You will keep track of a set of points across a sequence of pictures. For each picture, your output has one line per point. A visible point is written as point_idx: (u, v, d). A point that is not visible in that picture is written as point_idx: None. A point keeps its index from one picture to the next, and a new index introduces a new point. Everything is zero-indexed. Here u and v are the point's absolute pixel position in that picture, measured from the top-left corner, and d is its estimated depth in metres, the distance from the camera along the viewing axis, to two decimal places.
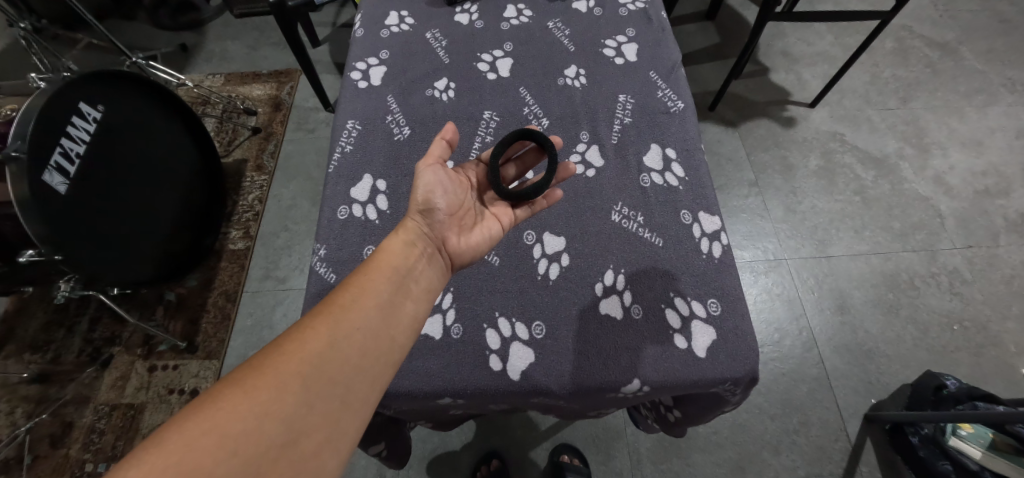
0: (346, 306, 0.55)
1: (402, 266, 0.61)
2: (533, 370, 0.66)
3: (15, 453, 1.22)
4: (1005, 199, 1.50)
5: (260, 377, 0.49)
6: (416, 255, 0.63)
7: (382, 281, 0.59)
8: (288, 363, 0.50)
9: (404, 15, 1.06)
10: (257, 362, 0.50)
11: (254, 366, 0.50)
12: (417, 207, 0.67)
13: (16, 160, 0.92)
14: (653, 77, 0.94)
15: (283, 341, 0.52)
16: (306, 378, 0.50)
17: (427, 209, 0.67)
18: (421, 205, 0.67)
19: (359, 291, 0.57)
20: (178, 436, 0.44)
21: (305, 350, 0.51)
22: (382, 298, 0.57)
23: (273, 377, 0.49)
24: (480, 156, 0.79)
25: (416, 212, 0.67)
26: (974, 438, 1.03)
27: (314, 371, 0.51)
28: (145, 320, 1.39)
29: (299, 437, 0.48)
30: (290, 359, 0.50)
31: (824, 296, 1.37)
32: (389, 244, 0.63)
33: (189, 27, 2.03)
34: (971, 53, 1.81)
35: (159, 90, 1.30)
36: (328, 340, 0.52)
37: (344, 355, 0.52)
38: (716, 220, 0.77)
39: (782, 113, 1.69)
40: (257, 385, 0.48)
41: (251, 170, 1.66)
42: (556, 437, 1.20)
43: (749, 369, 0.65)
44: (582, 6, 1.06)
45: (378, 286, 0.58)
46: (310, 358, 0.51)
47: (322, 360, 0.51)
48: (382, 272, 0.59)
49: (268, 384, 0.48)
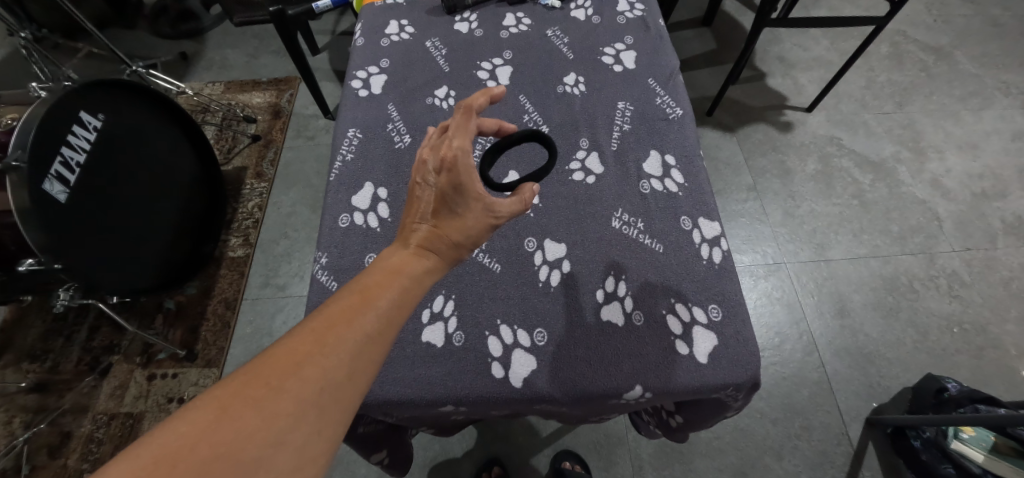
0: (348, 323, 0.44)
1: (418, 291, 0.51)
2: (535, 377, 0.66)
3: (12, 463, 1.20)
4: (1002, 201, 1.51)
5: (257, 393, 0.39)
6: (438, 276, 0.53)
7: (396, 286, 0.48)
8: (278, 392, 0.40)
9: (404, 23, 1.07)
10: (235, 386, 0.39)
11: (249, 377, 0.40)
12: (451, 219, 0.55)
13: (16, 170, 0.92)
14: (652, 84, 0.94)
15: (267, 359, 0.41)
16: (305, 413, 0.40)
17: (457, 240, 0.54)
18: (462, 224, 0.55)
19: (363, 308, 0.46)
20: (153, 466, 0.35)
21: (298, 374, 0.41)
22: (393, 302, 0.47)
23: (260, 410, 0.39)
24: (471, 127, 0.57)
25: (454, 230, 0.54)
26: (975, 441, 1.04)
27: (313, 404, 0.41)
28: (144, 328, 1.39)
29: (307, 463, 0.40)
30: (284, 385, 0.40)
31: (823, 300, 1.37)
32: (405, 259, 0.51)
33: (188, 35, 2.04)
34: (965, 57, 1.83)
35: (160, 99, 1.31)
36: (332, 367, 0.42)
37: (346, 382, 0.43)
38: (716, 226, 0.77)
39: (780, 117, 1.70)
40: (244, 417, 0.38)
41: (251, 177, 1.66)
42: (557, 444, 1.20)
43: (750, 375, 0.65)
44: (580, 14, 1.07)
45: (387, 303, 0.47)
46: (307, 383, 0.41)
47: (327, 388, 0.42)
48: (394, 284, 0.48)
49: (256, 417, 0.38)
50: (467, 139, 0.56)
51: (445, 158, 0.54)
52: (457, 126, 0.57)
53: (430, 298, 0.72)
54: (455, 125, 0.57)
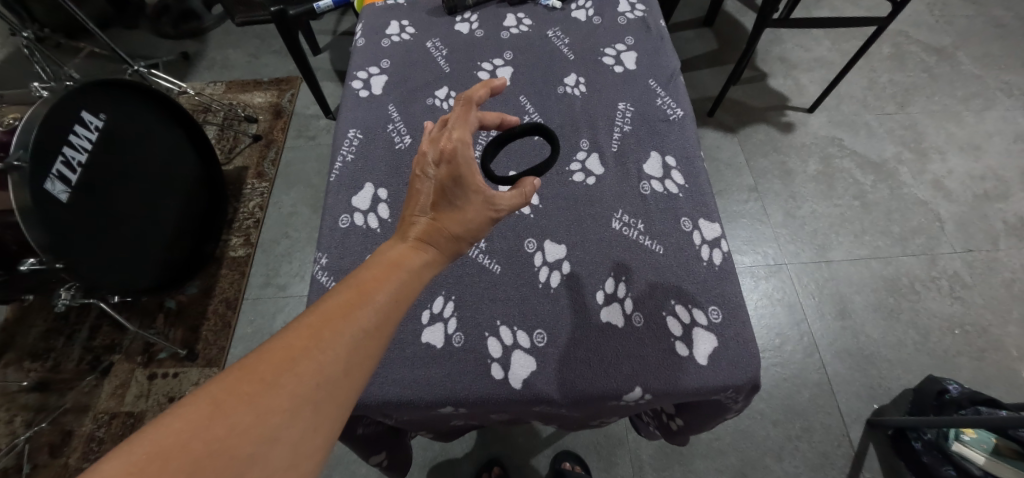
0: (347, 317, 0.44)
1: (417, 285, 0.51)
2: (535, 378, 0.66)
3: (13, 462, 1.21)
4: (1004, 203, 1.51)
5: (253, 389, 0.39)
6: (437, 269, 0.53)
7: (395, 281, 0.48)
8: (275, 387, 0.40)
9: (405, 24, 1.07)
10: (231, 381, 0.39)
11: (247, 373, 0.40)
12: (450, 211, 0.55)
13: (18, 169, 0.92)
14: (652, 85, 0.94)
15: (263, 354, 0.41)
16: (301, 409, 0.40)
17: (457, 232, 0.55)
18: (462, 216, 0.55)
19: (364, 301, 0.46)
20: (147, 463, 0.35)
21: (296, 369, 0.41)
22: (391, 297, 0.47)
23: (256, 405, 0.39)
24: (472, 118, 0.58)
25: (453, 223, 0.55)
26: (976, 443, 1.03)
27: (310, 400, 0.41)
28: (145, 328, 1.39)
29: (302, 459, 0.40)
30: (280, 381, 0.40)
31: (824, 301, 1.37)
32: (404, 252, 0.51)
33: (190, 35, 2.04)
34: (967, 58, 1.82)
35: (161, 98, 1.31)
36: (329, 362, 0.42)
37: (344, 378, 0.43)
38: (716, 227, 0.77)
39: (781, 118, 1.70)
40: (240, 415, 0.38)
41: (252, 177, 1.66)
42: (557, 444, 1.20)
43: (750, 377, 0.65)
44: (581, 15, 1.07)
45: (386, 298, 0.47)
46: (304, 379, 0.41)
47: (323, 384, 0.42)
48: (393, 279, 0.49)
49: (252, 414, 0.38)
50: (467, 131, 0.57)
51: (445, 149, 0.55)
52: (457, 119, 0.58)
53: (430, 298, 0.72)
54: (455, 118, 0.58)
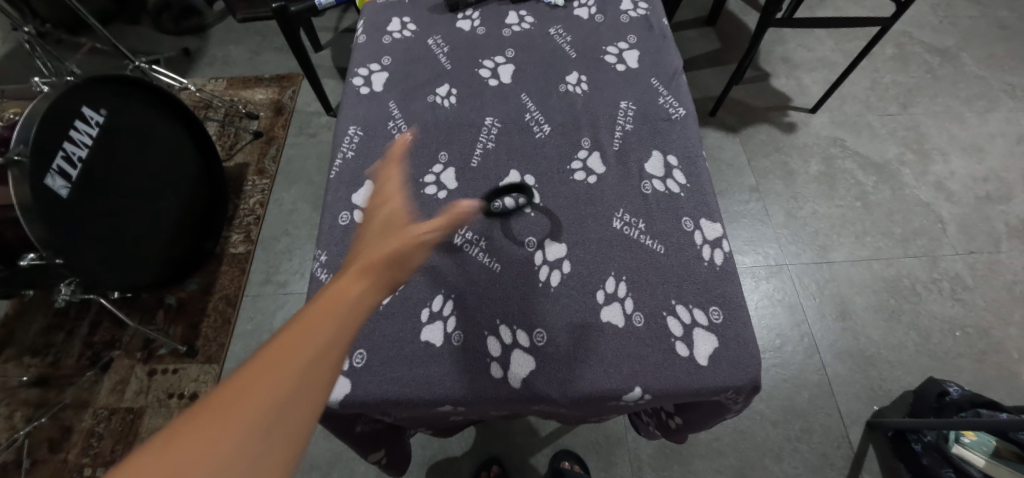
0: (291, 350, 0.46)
1: (361, 315, 0.54)
2: (534, 377, 0.66)
3: (13, 457, 1.21)
4: (1006, 205, 1.50)
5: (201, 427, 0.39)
6: (378, 297, 0.56)
7: (337, 315, 0.51)
8: (226, 423, 0.40)
9: (406, 20, 1.06)
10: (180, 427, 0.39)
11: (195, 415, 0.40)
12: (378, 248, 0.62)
13: (18, 164, 0.92)
14: (654, 84, 0.94)
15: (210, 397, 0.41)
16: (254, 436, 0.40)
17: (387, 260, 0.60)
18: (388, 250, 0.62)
19: (309, 336, 0.48)
20: None
21: (246, 404, 0.41)
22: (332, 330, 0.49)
23: (211, 446, 0.38)
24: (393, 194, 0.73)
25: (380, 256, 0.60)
26: (976, 446, 1.02)
27: (262, 426, 0.40)
28: (145, 324, 1.39)
29: None
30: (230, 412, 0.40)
31: (824, 302, 1.37)
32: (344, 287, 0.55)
33: (191, 32, 2.04)
34: (971, 59, 1.82)
35: (162, 94, 1.31)
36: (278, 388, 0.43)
37: (295, 409, 0.43)
38: (718, 228, 0.77)
39: (783, 118, 1.69)
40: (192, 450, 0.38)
41: (252, 174, 1.66)
42: (556, 444, 1.20)
43: (751, 378, 0.65)
44: (583, 13, 1.06)
45: (328, 331, 0.49)
46: (258, 412, 0.41)
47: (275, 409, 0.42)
48: (335, 313, 0.52)
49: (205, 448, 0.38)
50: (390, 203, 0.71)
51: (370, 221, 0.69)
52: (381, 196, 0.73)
53: (430, 296, 0.72)
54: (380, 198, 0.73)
